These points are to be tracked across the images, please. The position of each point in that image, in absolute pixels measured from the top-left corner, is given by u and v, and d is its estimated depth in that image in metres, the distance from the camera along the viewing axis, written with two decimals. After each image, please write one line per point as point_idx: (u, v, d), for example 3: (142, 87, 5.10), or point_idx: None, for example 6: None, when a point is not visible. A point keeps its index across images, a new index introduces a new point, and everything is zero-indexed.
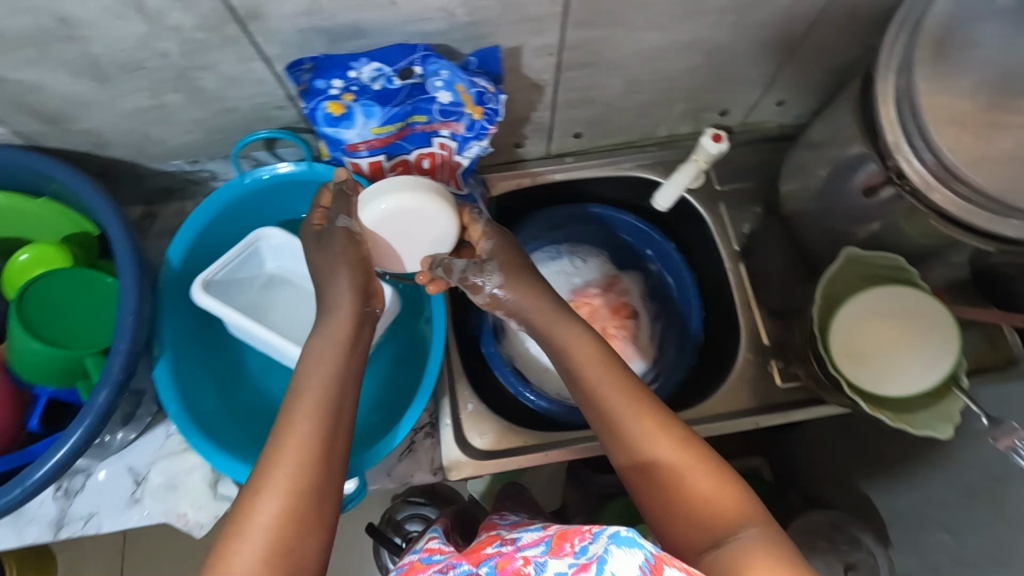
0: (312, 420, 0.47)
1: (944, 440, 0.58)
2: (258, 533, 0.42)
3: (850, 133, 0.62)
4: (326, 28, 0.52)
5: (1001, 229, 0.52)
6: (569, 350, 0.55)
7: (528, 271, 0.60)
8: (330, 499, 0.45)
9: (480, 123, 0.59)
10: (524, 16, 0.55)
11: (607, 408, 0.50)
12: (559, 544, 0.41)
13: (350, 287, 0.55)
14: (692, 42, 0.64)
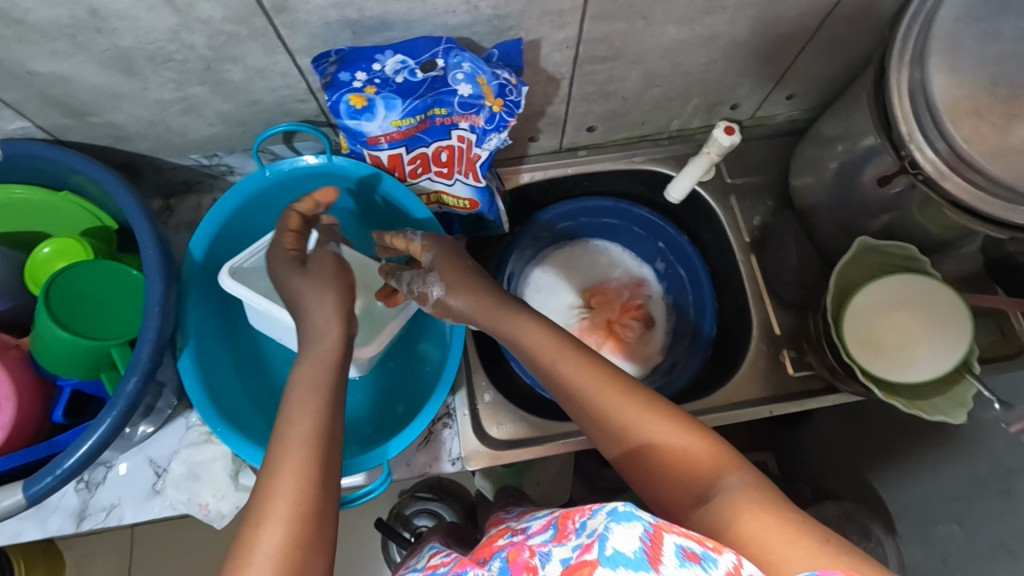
0: (307, 447, 0.45)
1: (958, 424, 0.59)
2: (262, 553, 0.40)
3: (864, 124, 0.63)
4: (352, 21, 0.53)
5: (1012, 217, 0.53)
6: (541, 341, 0.54)
7: (473, 274, 0.59)
8: (329, 519, 0.44)
9: (500, 115, 0.60)
10: (548, 9, 0.55)
11: (590, 398, 0.50)
12: (562, 528, 0.41)
13: (337, 309, 0.53)
14: (710, 36, 0.64)
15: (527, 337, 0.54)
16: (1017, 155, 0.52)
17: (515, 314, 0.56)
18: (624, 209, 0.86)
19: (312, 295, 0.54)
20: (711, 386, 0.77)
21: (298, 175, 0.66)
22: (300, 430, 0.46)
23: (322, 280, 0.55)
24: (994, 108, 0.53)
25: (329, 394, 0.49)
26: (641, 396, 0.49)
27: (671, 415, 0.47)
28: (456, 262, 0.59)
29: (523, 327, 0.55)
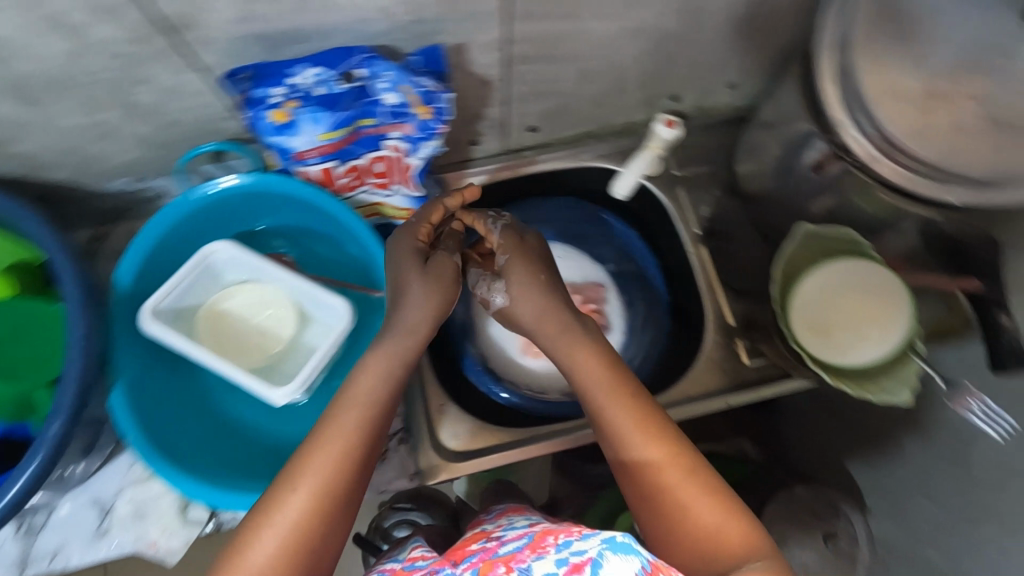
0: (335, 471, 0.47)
1: (904, 406, 0.61)
2: (261, 553, 0.44)
3: (797, 111, 0.62)
4: (260, 35, 0.51)
5: (947, 197, 0.53)
6: (593, 373, 0.52)
7: (549, 285, 0.56)
8: (330, 545, 0.46)
9: (429, 123, 0.58)
10: (468, 13, 0.54)
11: (629, 440, 0.50)
12: (539, 544, 0.42)
13: (427, 306, 0.55)
14: (642, 29, 0.63)
15: (584, 367, 0.53)
16: (940, 135, 0.52)
17: (574, 341, 0.54)
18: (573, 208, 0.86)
19: (406, 293, 0.55)
20: (671, 380, 0.77)
21: (224, 196, 0.63)
22: (330, 452, 0.48)
23: (435, 281, 0.56)
24: (915, 90, 0.53)
25: (371, 437, 0.50)
26: (683, 451, 0.49)
27: (709, 479, 0.48)
28: (540, 285, 0.56)
29: (574, 358, 0.53)
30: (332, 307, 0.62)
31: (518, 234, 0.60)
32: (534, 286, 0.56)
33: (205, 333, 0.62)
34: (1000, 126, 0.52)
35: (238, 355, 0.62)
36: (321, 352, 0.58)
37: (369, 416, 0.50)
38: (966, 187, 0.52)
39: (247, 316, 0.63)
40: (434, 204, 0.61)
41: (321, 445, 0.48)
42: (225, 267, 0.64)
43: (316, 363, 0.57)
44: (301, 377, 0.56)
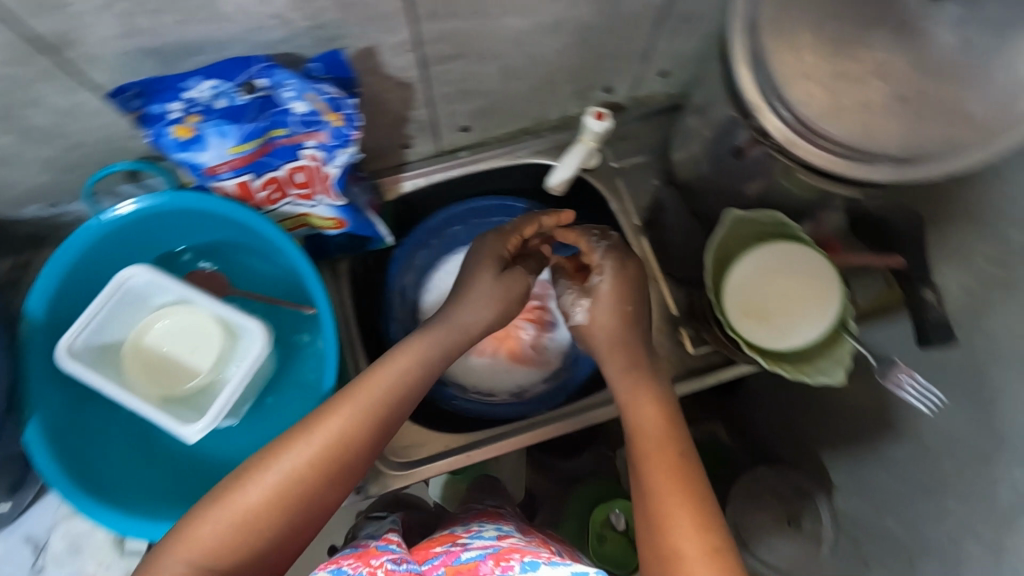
0: (328, 453, 0.50)
1: (837, 384, 0.61)
2: (237, 503, 0.48)
3: (718, 97, 0.62)
4: (151, 49, 0.49)
5: (871, 174, 0.53)
6: (655, 421, 0.56)
7: (636, 309, 0.60)
8: (304, 511, 0.50)
9: (342, 130, 0.57)
10: (370, 15, 0.53)
11: (653, 474, 0.52)
12: (505, 558, 0.52)
13: (481, 316, 0.59)
14: (558, 22, 0.62)
15: (642, 411, 0.56)
16: (850, 114, 0.52)
17: (637, 383, 0.58)
18: (512, 205, 0.83)
19: (475, 298, 0.59)
20: None
21: (132, 222, 0.62)
22: (332, 434, 0.51)
23: (502, 289, 0.60)
24: (823, 68, 0.52)
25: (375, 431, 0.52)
26: (705, 513, 0.50)
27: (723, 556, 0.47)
28: (631, 340, 0.60)
29: (637, 398, 0.57)
30: (252, 334, 0.58)
31: (625, 253, 0.62)
32: (617, 303, 0.61)
33: (133, 362, 0.60)
34: (908, 102, 0.51)
35: (164, 384, 0.59)
36: (233, 383, 0.56)
37: (384, 404, 0.53)
38: (890, 163, 0.52)
39: (169, 348, 0.60)
40: (532, 218, 0.64)
41: (331, 412, 0.52)
42: (151, 290, 0.61)
43: (227, 398, 0.55)
44: (211, 412, 0.54)
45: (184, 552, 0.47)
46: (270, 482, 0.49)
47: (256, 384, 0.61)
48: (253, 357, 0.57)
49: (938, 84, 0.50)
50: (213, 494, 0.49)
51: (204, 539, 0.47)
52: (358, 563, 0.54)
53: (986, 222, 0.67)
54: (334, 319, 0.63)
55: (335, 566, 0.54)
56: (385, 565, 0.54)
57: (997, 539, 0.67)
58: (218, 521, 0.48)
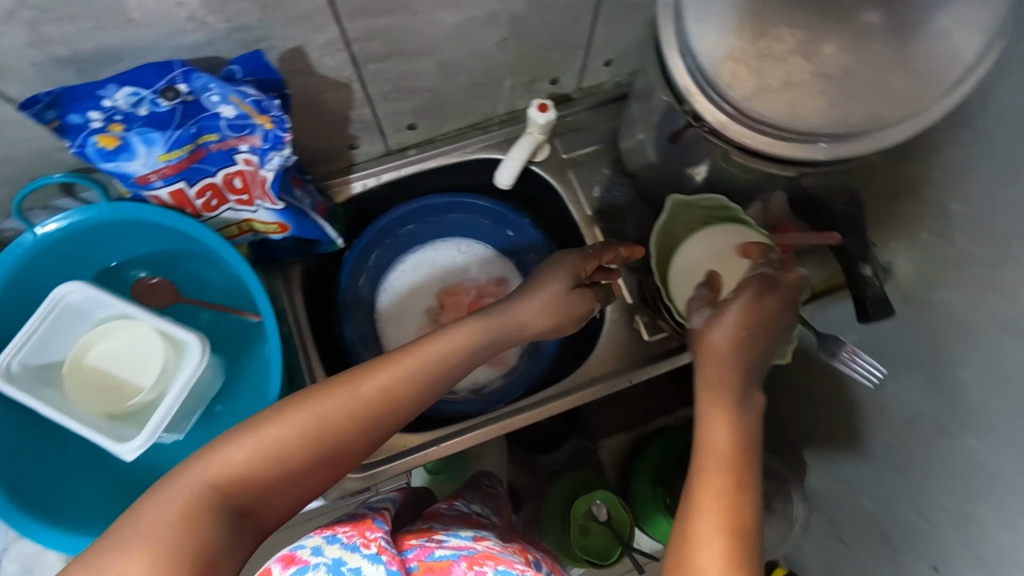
0: (359, 416, 0.50)
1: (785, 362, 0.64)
2: (258, 439, 0.47)
3: (654, 83, 0.62)
4: (66, 58, 0.49)
5: (811, 153, 0.54)
6: (728, 442, 0.52)
7: (763, 334, 0.57)
8: (319, 468, 0.49)
9: (273, 132, 0.56)
10: (291, 14, 0.52)
11: (705, 486, 0.50)
12: (478, 567, 0.51)
13: (545, 309, 0.62)
14: (490, 15, 0.62)
15: (717, 430, 0.53)
16: (775, 93, 0.52)
17: (723, 404, 0.54)
18: (464, 202, 0.84)
19: (540, 294, 0.62)
20: (579, 363, 0.78)
21: (62, 238, 0.61)
22: (366, 393, 0.51)
23: (562, 301, 0.63)
24: (746, 49, 0.52)
25: (409, 403, 0.53)
26: (740, 546, 0.47)
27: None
28: (738, 364, 0.56)
29: (714, 413, 0.54)
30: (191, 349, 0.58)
31: (773, 285, 0.57)
32: (735, 324, 0.56)
33: (72, 379, 0.58)
34: (830, 80, 0.50)
35: (105, 401, 0.58)
36: (170, 397, 0.56)
37: (428, 371, 0.55)
38: (827, 141, 0.54)
39: (107, 366, 0.59)
40: (609, 248, 0.67)
41: (371, 370, 0.53)
42: (91, 306, 0.60)
43: (163, 415, 0.55)
44: (147, 429, 0.54)
45: (208, 472, 0.45)
46: (313, 421, 0.48)
47: (198, 395, 0.62)
48: (190, 371, 0.57)
49: (862, 58, 0.50)
50: (250, 421, 0.48)
51: (233, 463, 0.45)
52: (354, 531, 0.49)
53: (928, 195, 0.68)
54: (277, 321, 0.64)
55: (330, 531, 0.49)
56: (381, 540, 0.48)
57: (961, 509, 0.67)
58: (256, 446, 0.46)
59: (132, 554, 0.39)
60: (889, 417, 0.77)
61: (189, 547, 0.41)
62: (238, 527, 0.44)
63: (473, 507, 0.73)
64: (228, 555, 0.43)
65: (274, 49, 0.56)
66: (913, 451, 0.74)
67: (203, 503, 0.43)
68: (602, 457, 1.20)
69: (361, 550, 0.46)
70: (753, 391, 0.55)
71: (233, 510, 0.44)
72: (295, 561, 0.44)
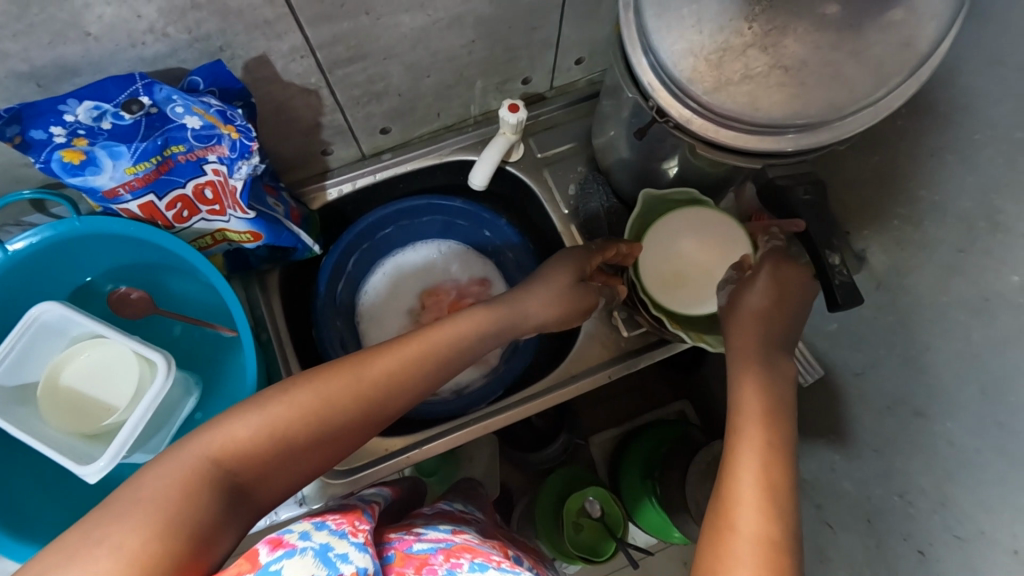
0: (362, 399, 0.51)
1: None
2: (261, 416, 0.47)
3: (620, 80, 0.63)
4: (28, 73, 0.49)
5: (778, 143, 0.55)
6: (756, 404, 0.54)
7: (799, 293, 0.60)
8: (318, 450, 0.49)
9: (240, 142, 0.56)
10: (251, 23, 0.52)
11: (737, 447, 0.51)
12: (454, 557, 0.51)
13: (551, 299, 0.65)
14: (454, 18, 0.62)
15: (747, 396, 0.54)
16: (735, 87, 0.53)
17: (747, 370, 0.56)
18: (440, 205, 0.84)
19: (547, 288, 0.65)
20: (560, 360, 0.78)
21: (33, 257, 0.62)
22: (369, 378, 0.52)
23: (567, 296, 0.65)
24: (705, 43, 0.52)
25: (410, 391, 0.54)
26: (775, 499, 0.47)
27: (780, 548, 0.45)
28: (766, 337, 0.58)
29: (741, 380, 0.56)
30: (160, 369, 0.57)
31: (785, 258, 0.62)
32: (762, 298, 0.60)
33: (46, 399, 0.59)
34: (788, 71, 0.51)
35: (81, 421, 0.59)
36: (134, 419, 0.55)
37: (429, 359, 0.56)
38: (794, 130, 0.55)
39: (84, 387, 0.59)
40: (613, 245, 0.68)
41: (374, 357, 0.54)
42: (65, 324, 0.59)
43: (127, 436, 0.54)
44: (112, 449, 0.54)
45: (211, 446, 0.44)
46: (316, 400, 0.49)
47: (171, 415, 0.62)
48: (157, 392, 0.56)
49: (820, 48, 0.50)
50: (252, 400, 0.48)
51: (236, 439, 0.45)
52: (343, 520, 0.48)
53: (897, 181, 0.68)
54: (251, 332, 0.63)
55: (318, 519, 0.47)
56: (368, 532, 0.47)
57: (940, 490, 0.66)
58: (258, 423, 0.46)
59: (128, 525, 0.38)
60: (869, 402, 0.78)
61: (190, 521, 0.40)
62: (235, 504, 0.44)
63: (458, 507, 0.73)
64: (223, 530, 0.43)
65: (238, 58, 0.56)
66: (890, 434, 0.74)
67: (204, 477, 0.43)
68: (595, 454, 1.22)
69: (348, 537, 0.44)
70: (777, 359, 0.57)
71: (231, 486, 0.44)
72: (282, 544, 0.41)
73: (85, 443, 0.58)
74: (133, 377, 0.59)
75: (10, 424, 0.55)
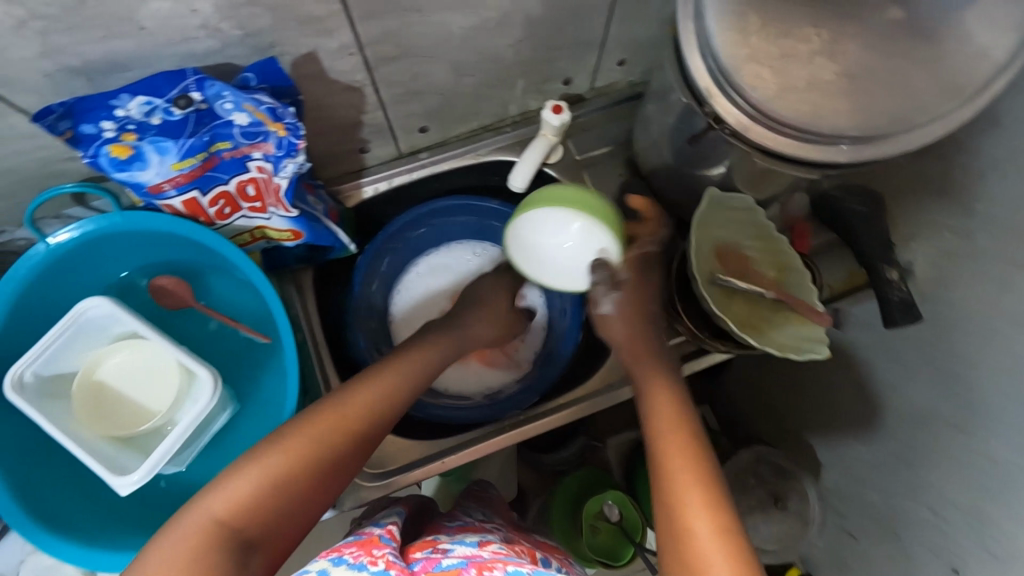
0: (351, 431, 0.52)
1: (823, 359, 0.60)
2: (257, 469, 0.47)
3: (672, 84, 0.61)
4: (78, 67, 0.48)
5: (831, 156, 0.52)
6: (663, 402, 0.57)
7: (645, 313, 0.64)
8: (320, 488, 0.50)
9: (287, 139, 0.55)
10: (302, 18, 0.51)
11: (670, 454, 0.52)
12: (488, 568, 0.51)
13: (488, 322, 0.75)
14: (501, 17, 0.60)
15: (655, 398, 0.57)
16: (797, 94, 0.51)
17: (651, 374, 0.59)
18: (474, 205, 0.83)
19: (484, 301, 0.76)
20: (596, 365, 0.78)
21: (77, 251, 0.62)
22: (352, 410, 0.54)
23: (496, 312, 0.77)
24: (769, 49, 0.51)
25: (391, 415, 0.56)
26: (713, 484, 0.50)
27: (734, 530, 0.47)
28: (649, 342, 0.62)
29: (647, 385, 0.59)
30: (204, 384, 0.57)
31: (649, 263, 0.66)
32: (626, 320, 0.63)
33: (82, 395, 0.58)
34: (853, 80, 0.50)
35: (113, 424, 0.58)
36: (173, 434, 0.54)
37: (402, 389, 0.58)
38: (846, 142, 0.52)
39: (123, 387, 0.59)
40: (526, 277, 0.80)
41: (355, 390, 0.55)
42: (109, 321, 0.59)
43: (163, 451, 0.54)
44: (148, 462, 0.53)
45: (214, 509, 0.45)
46: (309, 442, 0.50)
47: (204, 429, 0.61)
48: (200, 406, 0.56)
49: (886, 57, 0.49)
50: (247, 456, 0.49)
51: (234, 495, 0.46)
52: (361, 552, 0.51)
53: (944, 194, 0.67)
54: (293, 335, 0.63)
55: (335, 554, 0.51)
56: (388, 557, 0.51)
57: (975, 506, 0.65)
58: (256, 476, 0.47)
59: None
60: (899, 415, 0.76)
61: None
62: (249, 561, 0.45)
63: (476, 521, 0.68)
64: None
65: (287, 55, 0.55)
66: (923, 447, 0.73)
67: (212, 538, 0.44)
68: (608, 454, 1.17)
69: (368, 569, 0.49)
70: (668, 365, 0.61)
71: (241, 545, 0.45)
72: None
73: (117, 448, 0.57)
74: (170, 380, 0.59)
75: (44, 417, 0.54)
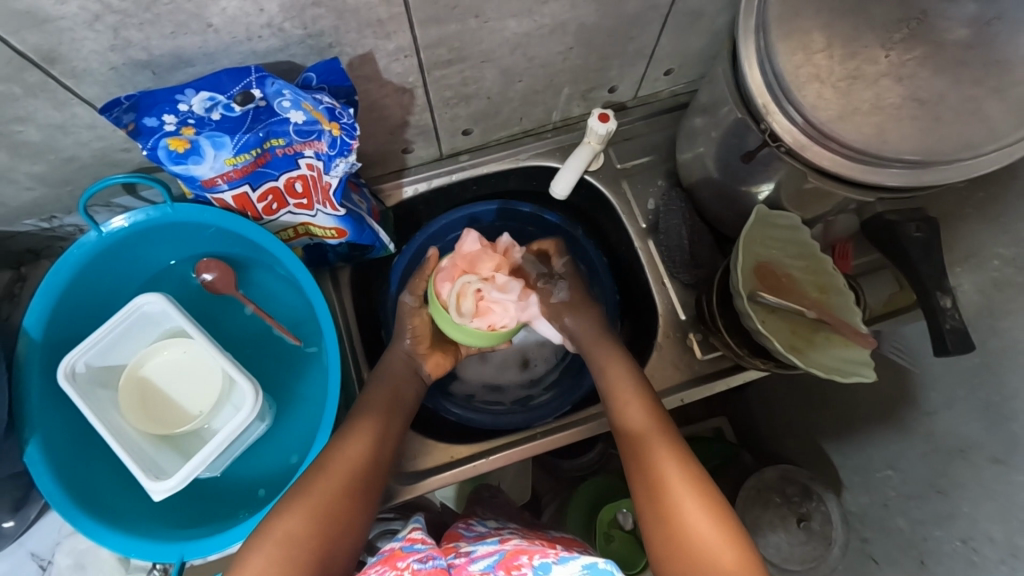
0: (351, 463, 0.57)
1: (869, 381, 0.59)
2: (280, 528, 0.51)
3: (725, 99, 0.60)
4: (145, 61, 0.48)
5: (881, 178, 0.51)
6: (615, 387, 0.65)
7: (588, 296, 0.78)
8: (348, 527, 0.54)
9: (341, 139, 0.55)
10: (365, 21, 0.51)
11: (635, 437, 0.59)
12: (513, 565, 0.51)
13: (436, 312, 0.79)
14: (556, 25, 0.60)
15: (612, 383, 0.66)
16: (862, 117, 0.50)
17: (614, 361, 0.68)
18: (513, 210, 0.85)
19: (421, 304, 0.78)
20: None
21: (129, 237, 0.63)
22: (354, 448, 0.58)
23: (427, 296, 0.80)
24: (834, 69, 0.50)
25: (378, 438, 0.61)
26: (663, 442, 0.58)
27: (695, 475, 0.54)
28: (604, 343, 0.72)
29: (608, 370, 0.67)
30: (246, 393, 0.57)
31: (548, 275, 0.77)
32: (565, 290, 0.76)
33: (128, 390, 0.59)
34: (924, 105, 0.49)
35: (157, 420, 0.59)
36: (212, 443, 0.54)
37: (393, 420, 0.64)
38: (900, 167, 0.51)
39: (168, 387, 0.60)
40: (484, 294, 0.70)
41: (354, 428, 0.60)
42: (162, 317, 0.60)
43: (203, 456, 0.54)
44: (186, 469, 0.53)
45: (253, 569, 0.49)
46: (318, 494, 0.54)
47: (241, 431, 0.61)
48: (243, 413, 0.56)
49: (957, 83, 0.48)
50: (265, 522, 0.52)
51: (267, 552, 0.50)
52: (386, 568, 0.52)
53: (999, 221, 0.66)
54: (335, 335, 0.64)
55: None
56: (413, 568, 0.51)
57: (1009, 540, 0.62)
58: (279, 535, 0.51)
59: None
60: (934, 443, 0.74)
61: None
62: None
63: (494, 528, 0.68)
64: None
65: (344, 55, 0.55)
66: (957, 476, 0.70)
67: None
68: None
69: None
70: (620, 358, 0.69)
71: None
72: None
73: (154, 450, 0.57)
74: (211, 390, 0.59)
75: (92, 409, 0.55)
